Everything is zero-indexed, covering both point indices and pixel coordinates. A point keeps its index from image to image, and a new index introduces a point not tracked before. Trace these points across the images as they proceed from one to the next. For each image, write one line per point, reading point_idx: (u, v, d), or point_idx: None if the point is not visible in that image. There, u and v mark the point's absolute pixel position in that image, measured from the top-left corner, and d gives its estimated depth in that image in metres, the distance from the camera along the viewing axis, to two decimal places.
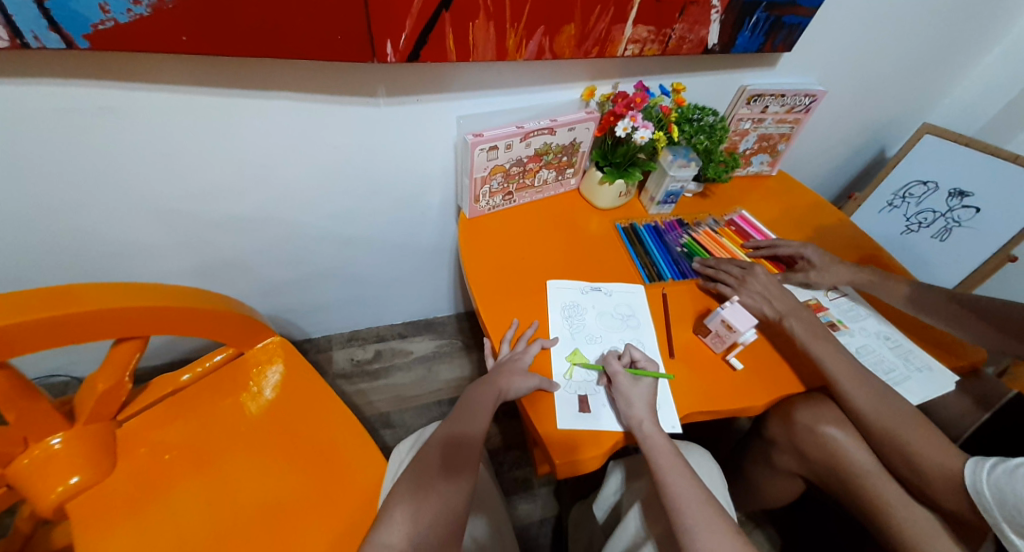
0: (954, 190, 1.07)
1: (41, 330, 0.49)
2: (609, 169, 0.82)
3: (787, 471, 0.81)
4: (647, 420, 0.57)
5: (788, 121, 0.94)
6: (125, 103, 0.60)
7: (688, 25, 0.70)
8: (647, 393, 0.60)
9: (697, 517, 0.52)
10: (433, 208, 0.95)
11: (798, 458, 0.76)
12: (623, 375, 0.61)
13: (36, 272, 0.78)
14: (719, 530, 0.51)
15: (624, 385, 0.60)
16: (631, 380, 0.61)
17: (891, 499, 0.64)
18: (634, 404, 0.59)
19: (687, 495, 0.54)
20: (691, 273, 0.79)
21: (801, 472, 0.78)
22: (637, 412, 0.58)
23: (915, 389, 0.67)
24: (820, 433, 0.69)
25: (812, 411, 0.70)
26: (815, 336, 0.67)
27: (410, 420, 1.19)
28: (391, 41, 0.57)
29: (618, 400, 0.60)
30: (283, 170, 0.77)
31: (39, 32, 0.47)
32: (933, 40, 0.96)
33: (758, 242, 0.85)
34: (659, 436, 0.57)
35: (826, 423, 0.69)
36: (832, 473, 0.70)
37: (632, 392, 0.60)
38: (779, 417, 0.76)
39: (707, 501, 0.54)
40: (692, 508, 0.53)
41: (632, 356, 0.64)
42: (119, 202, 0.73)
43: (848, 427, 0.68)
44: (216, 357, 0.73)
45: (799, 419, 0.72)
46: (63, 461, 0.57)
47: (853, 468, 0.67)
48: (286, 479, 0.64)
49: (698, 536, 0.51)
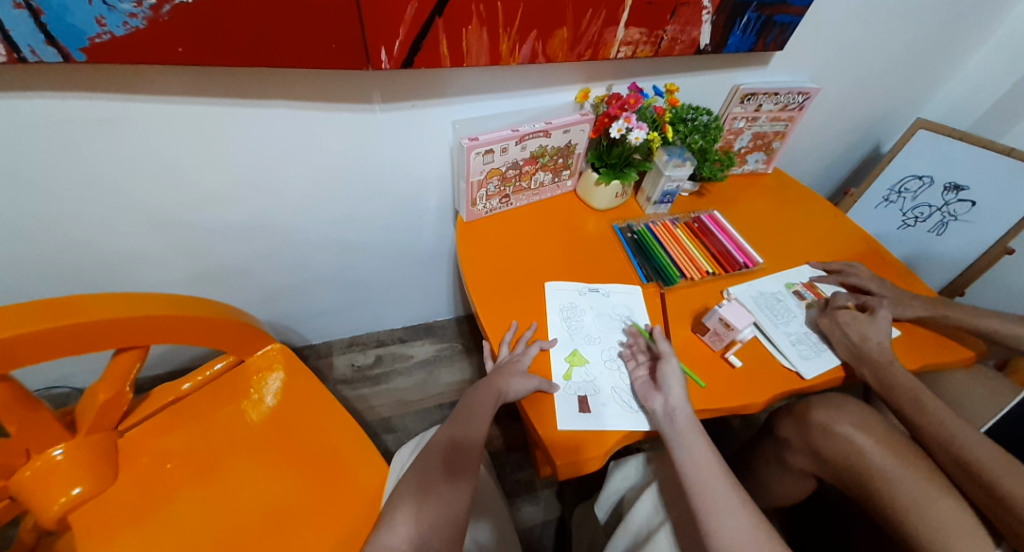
0: (949, 184, 1.07)
1: (43, 341, 0.50)
2: (605, 170, 0.83)
3: (801, 471, 0.78)
4: (666, 408, 0.59)
5: (782, 119, 0.95)
6: (122, 113, 0.61)
7: (680, 25, 0.71)
8: (675, 377, 0.61)
9: (716, 500, 0.52)
10: (430, 212, 0.95)
11: (817, 461, 0.72)
12: (652, 361, 0.62)
13: (34, 284, 0.78)
14: (738, 513, 0.51)
15: (655, 372, 0.61)
16: (659, 366, 0.62)
17: (918, 496, 0.59)
18: (661, 390, 0.59)
19: (708, 477, 0.54)
20: (649, 275, 0.77)
21: (816, 472, 0.74)
22: (663, 396, 0.59)
23: (816, 363, 0.70)
24: (837, 431, 0.68)
25: (829, 412, 0.71)
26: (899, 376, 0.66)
27: (412, 424, 1.19)
28: (385, 48, 0.58)
29: (647, 383, 0.60)
30: (280, 178, 0.77)
31: (36, 46, 0.47)
32: (924, 35, 0.96)
33: (828, 264, 0.83)
34: (685, 421, 0.57)
35: (843, 420, 0.68)
36: (851, 477, 0.67)
37: (648, 383, 0.62)
38: (794, 418, 0.75)
39: (730, 483, 0.54)
40: (712, 492, 0.53)
41: (651, 346, 0.65)
42: (118, 213, 0.73)
43: (869, 429, 0.66)
44: (216, 366, 0.73)
45: (814, 418, 0.72)
46: (64, 473, 0.57)
47: (873, 465, 0.64)
48: (288, 484, 0.64)
49: (719, 519, 0.51)
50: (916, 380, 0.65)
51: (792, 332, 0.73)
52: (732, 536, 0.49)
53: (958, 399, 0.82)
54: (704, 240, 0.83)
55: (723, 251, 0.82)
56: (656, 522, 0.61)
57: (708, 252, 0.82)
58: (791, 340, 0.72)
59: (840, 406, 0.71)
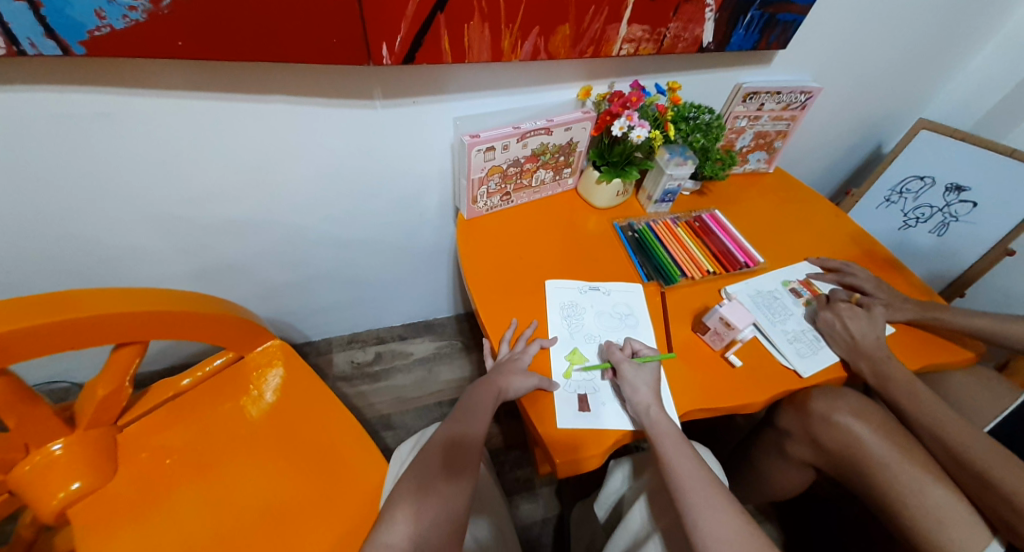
0: (951, 185, 1.07)
1: (41, 336, 0.49)
2: (607, 168, 0.82)
3: (801, 462, 0.78)
4: (653, 405, 0.58)
5: (784, 118, 0.94)
6: (122, 108, 0.60)
7: (683, 23, 0.71)
8: (651, 378, 0.61)
9: (700, 499, 0.52)
10: (431, 209, 0.95)
11: (816, 450, 0.73)
12: (628, 363, 0.62)
13: (34, 278, 0.78)
14: (721, 510, 0.51)
15: (629, 373, 0.61)
16: (636, 367, 0.62)
17: (913, 484, 0.60)
18: (640, 390, 0.60)
19: (691, 477, 0.54)
20: (650, 275, 0.77)
21: (816, 463, 0.76)
22: (643, 397, 0.59)
23: (814, 359, 0.70)
24: (837, 420, 0.69)
25: (828, 400, 0.70)
26: (897, 371, 0.66)
27: (411, 422, 1.19)
28: (386, 43, 0.58)
29: (622, 387, 0.61)
30: (281, 174, 0.77)
31: (35, 39, 0.47)
32: (927, 34, 0.96)
33: (827, 262, 0.83)
34: (665, 422, 0.57)
35: (843, 410, 0.69)
36: (851, 465, 0.68)
37: (637, 378, 0.61)
38: (794, 408, 0.75)
39: (713, 483, 0.54)
40: (696, 491, 0.53)
41: (633, 348, 0.66)
42: (118, 208, 0.73)
43: (867, 420, 0.67)
44: (215, 362, 0.73)
45: (814, 408, 0.71)
46: (64, 468, 0.57)
47: (872, 453, 0.65)
48: (287, 480, 0.64)
49: (701, 518, 0.51)
50: (913, 376, 0.65)
51: (789, 330, 0.73)
52: (714, 533, 0.50)
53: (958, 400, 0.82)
54: (704, 239, 0.83)
55: (723, 250, 0.82)
56: (647, 530, 0.62)
57: (709, 251, 0.82)
58: (789, 338, 0.72)
59: (839, 395, 0.71)
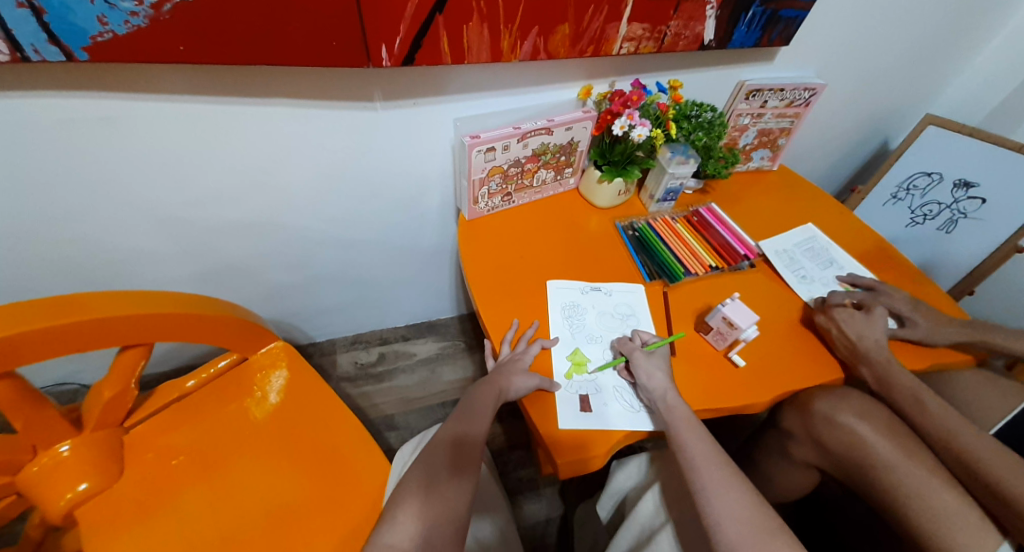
0: (959, 181, 1.05)
1: (43, 339, 0.50)
2: (608, 168, 0.82)
3: (805, 463, 0.78)
4: (668, 390, 0.59)
5: (788, 115, 0.93)
6: (124, 112, 0.61)
7: (683, 21, 0.70)
8: (663, 364, 0.62)
9: (710, 477, 0.53)
10: (433, 210, 0.95)
11: (820, 452, 0.72)
12: (641, 352, 0.63)
13: (40, 281, 0.79)
14: (732, 488, 0.52)
15: (642, 360, 0.62)
16: (649, 355, 0.63)
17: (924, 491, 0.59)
18: (655, 376, 0.60)
19: (702, 457, 0.54)
20: (652, 274, 0.77)
21: (818, 465, 0.75)
22: (657, 382, 0.60)
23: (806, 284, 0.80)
24: (842, 422, 0.67)
25: (831, 401, 0.70)
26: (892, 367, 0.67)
27: (415, 421, 1.20)
28: (385, 46, 0.58)
29: (636, 374, 0.61)
30: (283, 176, 0.77)
31: (39, 45, 0.48)
32: (934, 28, 0.94)
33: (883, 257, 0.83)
34: (679, 406, 0.58)
35: (845, 411, 0.68)
36: (857, 470, 0.67)
37: (650, 365, 0.62)
38: (796, 408, 0.75)
39: (721, 462, 0.54)
40: (707, 470, 0.53)
41: (642, 338, 0.67)
42: (123, 212, 0.74)
43: (872, 418, 0.66)
44: (220, 363, 0.74)
45: (817, 409, 0.71)
46: (71, 468, 0.57)
47: (876, 453, 0.63)
48: (291, 481, 0.65)
49: (712, 497, 0.51)
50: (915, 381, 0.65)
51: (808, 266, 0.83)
52: (722, 509, 0.50)
53: (957, 401, 0.80)
54: (705, 235, 0.83)
55: (724, 244, 0.82)
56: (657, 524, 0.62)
57: (708, 245, 0.82)
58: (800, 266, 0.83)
59: (844, 396, 0.70)
